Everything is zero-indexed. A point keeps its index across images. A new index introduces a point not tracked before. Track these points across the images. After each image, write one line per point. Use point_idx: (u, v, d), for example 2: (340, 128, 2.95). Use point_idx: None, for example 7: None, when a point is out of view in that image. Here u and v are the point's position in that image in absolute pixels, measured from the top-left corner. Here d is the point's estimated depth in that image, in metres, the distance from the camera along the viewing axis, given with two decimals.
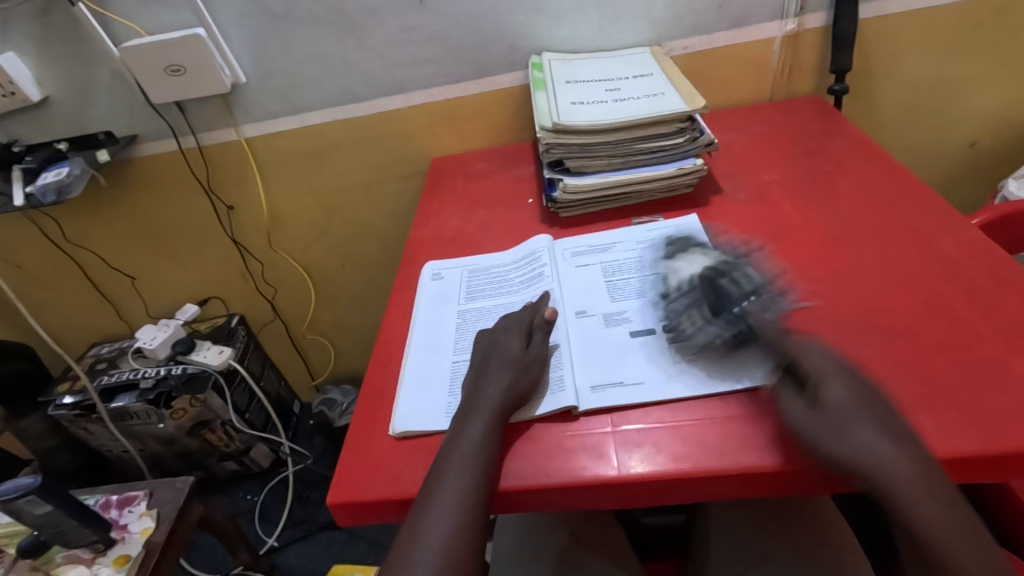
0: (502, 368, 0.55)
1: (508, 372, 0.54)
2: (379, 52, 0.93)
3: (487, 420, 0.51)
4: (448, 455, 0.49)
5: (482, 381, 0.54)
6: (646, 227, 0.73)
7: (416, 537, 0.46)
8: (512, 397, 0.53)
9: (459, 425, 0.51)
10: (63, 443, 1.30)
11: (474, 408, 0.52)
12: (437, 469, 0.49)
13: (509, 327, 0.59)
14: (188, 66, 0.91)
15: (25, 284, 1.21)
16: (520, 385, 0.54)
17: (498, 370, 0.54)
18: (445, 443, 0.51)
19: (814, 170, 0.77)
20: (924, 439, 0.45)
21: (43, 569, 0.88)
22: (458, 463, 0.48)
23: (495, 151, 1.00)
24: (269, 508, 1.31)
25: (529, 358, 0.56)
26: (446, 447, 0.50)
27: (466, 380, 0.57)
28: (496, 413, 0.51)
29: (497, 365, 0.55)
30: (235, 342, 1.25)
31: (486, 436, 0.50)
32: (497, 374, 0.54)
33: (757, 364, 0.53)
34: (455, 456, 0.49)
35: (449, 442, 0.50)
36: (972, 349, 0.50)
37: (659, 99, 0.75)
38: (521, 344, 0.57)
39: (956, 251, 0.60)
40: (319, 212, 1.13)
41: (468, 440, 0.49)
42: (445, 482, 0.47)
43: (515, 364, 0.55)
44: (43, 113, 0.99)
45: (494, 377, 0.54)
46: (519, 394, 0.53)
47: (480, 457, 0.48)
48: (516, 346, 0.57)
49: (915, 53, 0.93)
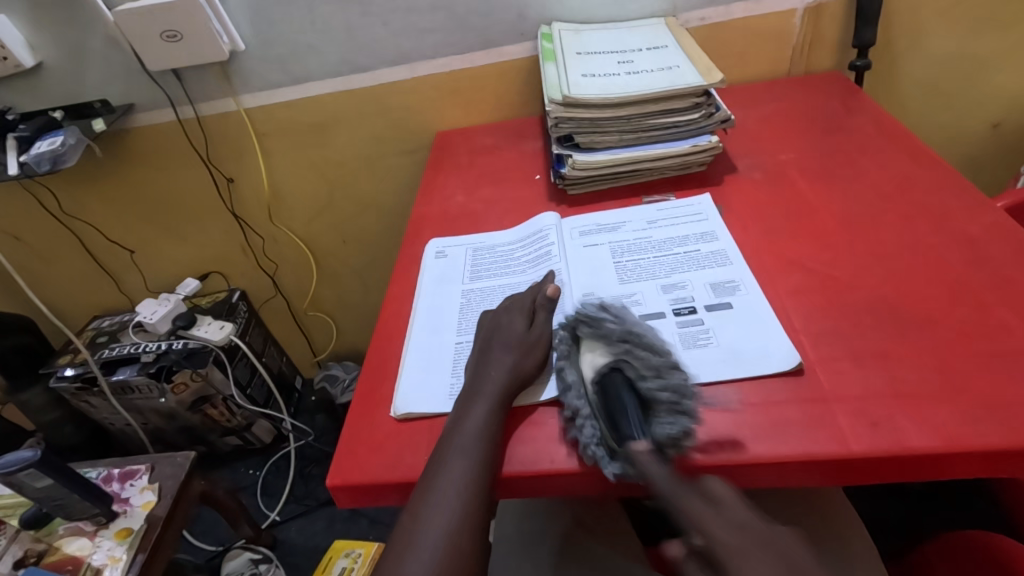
0: (506, 349, 0.53)
1: (511, 354, 0.52)
2: (383, 20, 0.90)
3: (490, 403, 0.49)
4: (449, 441, 0.48)
5: (486, 361, 0.53)
6: (657, 207, 0.71)
7: (417, 526, 0.45)
8: (516, 380, 0.51)
9: (461, 409, 0.49)
10: (65, 416, 1.30)
11: (478, 390, 0.50)
12: (438, 455, 0.47)
13: (512, 308, 0.57)
14: (185, 31, 0.87)
15: (23, 256, 1.20)
16: (526, 366, 0.52)
17: (502, 352, 0.53)
18: (447, 426, 0.50)
19: (834, 149, 0.74)
20: (941, 429, 0.44)
21: (46, 540, 0.87)
22: (461, 446, 0.47)
23: (502, 125, 0.97)
24: (270, 483, 1.31)
25: (537, 339, 0.54)
26: (450, 430, 0.48)
27: (468, 362, 0.55)
28: (501, 396, 0.50)
29: (500, 346, 0.53)
30: (236, 317, 1.24)
31: (489, 419, 0.48)
32: (499, 356, 0.52)
33: (772, 350, 0.51)
34: (458, 440, 0.47)
35: (452, 426, 0.49)
36: (997, 338, 0.48)
37: (674, 72, 0.72)
38: (525, 324, 0.55)
39: (982, 236, 0.58)
40: (321, 188, 1.11)
41: (471, 423, 0.48)
42: (446, 467, 0.46)
43: (521, 346, 0.53)
44: (36, 80, 0.96)
45: (497, 359, 0.52)
46: (525, 375, 0.52)
47: (485, 440, 0.47)
48: (521, 326, 0.55)
49: (942, 27, 0.89)
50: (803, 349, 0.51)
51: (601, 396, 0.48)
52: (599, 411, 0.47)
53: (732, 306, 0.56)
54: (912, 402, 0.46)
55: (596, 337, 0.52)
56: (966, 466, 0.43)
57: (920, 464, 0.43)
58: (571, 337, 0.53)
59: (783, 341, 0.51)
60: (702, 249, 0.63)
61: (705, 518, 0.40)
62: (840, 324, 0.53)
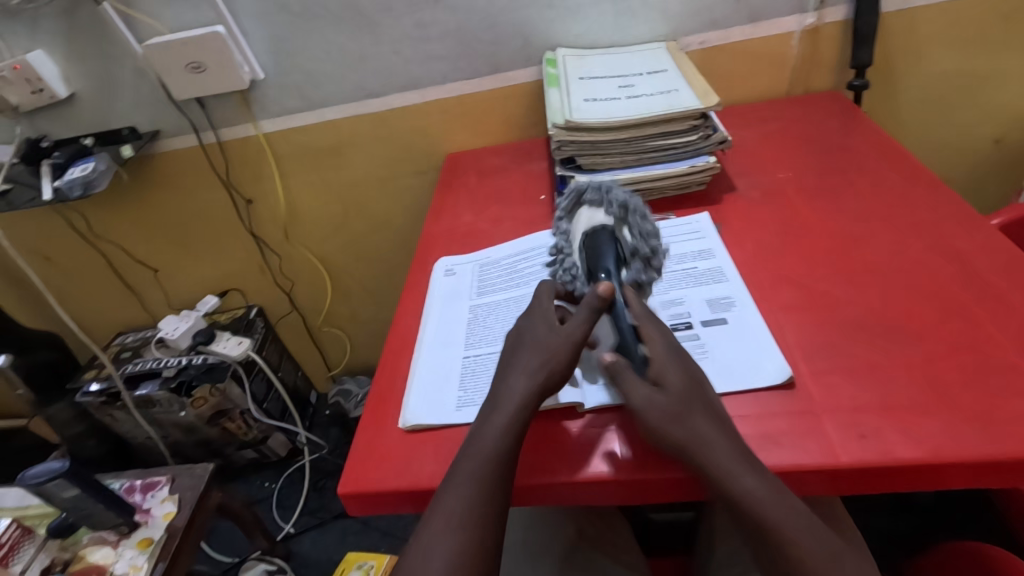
0: (533, 360, 0.53)
1: (538, 358, 0.53)
2: (394, 48, 0.94)
3: (512, 412, 0.50)
4: (472, 454, 0.49)
5: (512, 368, 0.53)
6: (657, 225, 0.73)
7: (436, 533, 0.46)
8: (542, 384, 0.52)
9: (484, 419, 0.51)
10: (89, 429, 1.34)
11: (501, 402, 0.52)
12: (461, 467, 0.49)
13: (538, 313, 0.57)
14: (209, 62, 0.93)
15: (52, 275, 1.25)
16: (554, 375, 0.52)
17: (529, 360, 0.53)
18: (471, 437, 0.50)
19: (830, 168, 0.76)
20: (927, 440, 0.45)
21: (71, 549, 0.91)
22: (476, 459, 0.48)
23: (508, 146, 1.00)
24: (286, 496, 1.34)
25: (564, 340, 0.53)
26: (473, 441, 0.50)
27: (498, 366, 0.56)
28: (524, 406, 0.51)
29: (529, 351, 0.54)
30: (254, 333, 1.28)
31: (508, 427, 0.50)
32: (523, 368, 0.53)
33: (761, 363, 0.53)
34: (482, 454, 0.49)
35: (474, 436, 0.50)
36: (984, 352, 0.50)
37: (673, 96, 0.74)
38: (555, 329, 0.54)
39: (973, 252, 0.59)
40: (336, 207, 1.15)
41: (493, 437, 0.49)
42: (464, 479, 0.48)
43: (549, 354, 0.53)
44: (70, 109, 1.01)
45: (519, 367, 0.53)
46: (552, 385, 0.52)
47: (507, 455, 0.49)
48: (551, 333, 0.54)
49: (939, 46, 0.91)
50: (795, 364, 0.53)
51: (586, 242, 0.60)
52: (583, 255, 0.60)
53: (728, 321, 0.58)
54: (901, 414, 0.47)
55: (599, 203, 0.64)
56: (955, 476, 0.44)
57: (908, 475, 0.45)
58: (575, 197, 0.66)
59: (774, 354, 0.53)
60: (700, 266, 0.65)
61: (727, 465, 0.45)
62: (833, 339, 0.54)
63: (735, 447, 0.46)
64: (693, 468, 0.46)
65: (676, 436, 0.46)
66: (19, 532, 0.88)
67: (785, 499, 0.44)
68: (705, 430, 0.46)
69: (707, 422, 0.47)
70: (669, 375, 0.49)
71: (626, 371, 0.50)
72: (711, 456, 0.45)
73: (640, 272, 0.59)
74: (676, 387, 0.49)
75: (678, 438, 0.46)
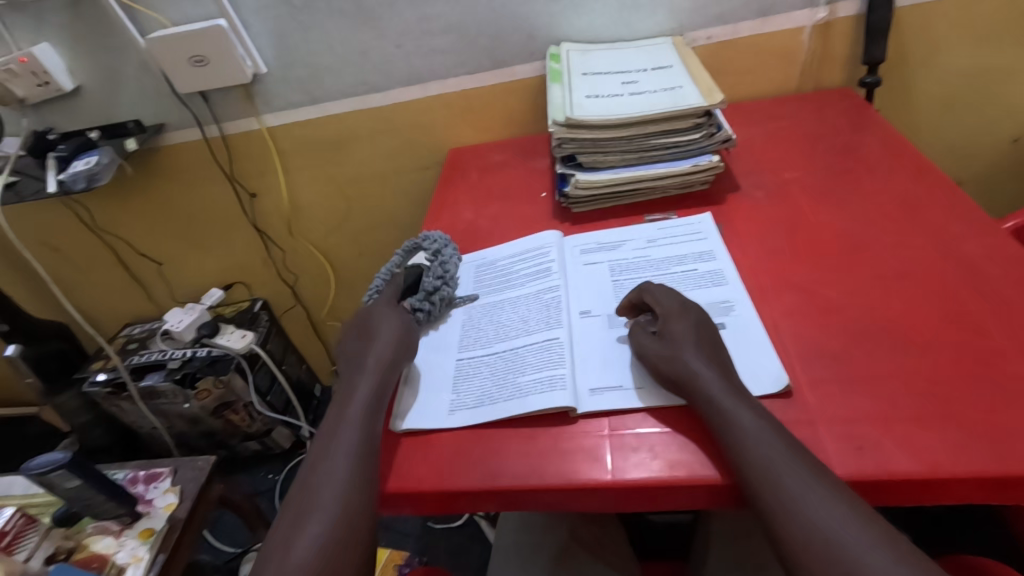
0: (377, 350, 0.57)
1: (388, 343, 0.58)
2: (397, 42, 0.93)
3: (374, 376, 0.55)
4: (338, 423, 0.52)
5: (369, 345, 0.58)
6: (658, 226, 0.72)
7: (306, 493, 0.48)
8: (399, 349, 0.58)
9: (350, 386, 0.55)
10: (97, 419, 1.36)
11: (364, 365, 0.56)
12: (325, 429, 0.53)
13: (374, 313, 0.61)
14: (211, 56, 0.92)
15: (60, 266, 1.27)
16: (387, 361, 0.56)
17: (377, 350, 0.57)
18: (331, 408, 0.54)
19: (837, 169, 0.74)
20: (926, 454, 0.44)
21: (75, 538, 0.92)
22: (345, 432, 0.51)
23: (511, 142, 0.99)
24: (288, 488, 1.35)
25: (389, 343, 0.58)
26: (339, 409, 0.53)
27: (348, 351, 0.60)
28: (382, 375, 0.55)
29: (378, 337, 0.58)
30: (258, 326, 1.29)
31: (371, 391, 0.54)
32: (370, 361, 0.56)
33: (759, 370, 0.52)
34: (344, 413, 0.53)
35: (339, 400, 0.54)
36: (991, 363, 0.48)
37: (677, 93, 0.73)
38: (398, 323, 0.60)
39: (983, 258, 0.57)
40: (339, 201, 1.15)
41: (359, 400, 0.53)
42: (336, 449, 0.50)
43: (390, 344, 0.58)
44: (76, 102, 1.02)
45: (377, 347, 0.57)
46: (395, 365, 0.57)
47: (364, 419, 0.52)
48: (393, 326, 0.59)
49: (955, 42, 0.88)
50: (793, 372, 0.52)
51: (409, 269, 0.67)
52: (409, 270, 0.67)
53: (725, 327, 0.57)
54: (900, 427, 0.46)
55: (421, 245, 0.72)
56: (954, 492, 0.43)
57: (907, 489, 0.43)
58: (414, 244, 0.72)
59: (771, 363, 0.52)
60: (700, 268, 0.64)
61: (766, 446, 0.44)
62: (833, 346, 0.53)
63: (787, 440, 0.44)
64: (733, 453, 0.45)
65: (669, 372, 0.50)
66: (22, 521, 0.89)
67: (832, 495, 0.41)
68: (744, 415, 0.46)
69: (702, 359, 0.50)
70: (674, 324, 0.53)
71: (640, 325, 0.56)
72: (702, 388, 0.48)
73: (421, 301, 0.64)
74: (678, 335, 0.52)
75: (675, 376, 0.50)
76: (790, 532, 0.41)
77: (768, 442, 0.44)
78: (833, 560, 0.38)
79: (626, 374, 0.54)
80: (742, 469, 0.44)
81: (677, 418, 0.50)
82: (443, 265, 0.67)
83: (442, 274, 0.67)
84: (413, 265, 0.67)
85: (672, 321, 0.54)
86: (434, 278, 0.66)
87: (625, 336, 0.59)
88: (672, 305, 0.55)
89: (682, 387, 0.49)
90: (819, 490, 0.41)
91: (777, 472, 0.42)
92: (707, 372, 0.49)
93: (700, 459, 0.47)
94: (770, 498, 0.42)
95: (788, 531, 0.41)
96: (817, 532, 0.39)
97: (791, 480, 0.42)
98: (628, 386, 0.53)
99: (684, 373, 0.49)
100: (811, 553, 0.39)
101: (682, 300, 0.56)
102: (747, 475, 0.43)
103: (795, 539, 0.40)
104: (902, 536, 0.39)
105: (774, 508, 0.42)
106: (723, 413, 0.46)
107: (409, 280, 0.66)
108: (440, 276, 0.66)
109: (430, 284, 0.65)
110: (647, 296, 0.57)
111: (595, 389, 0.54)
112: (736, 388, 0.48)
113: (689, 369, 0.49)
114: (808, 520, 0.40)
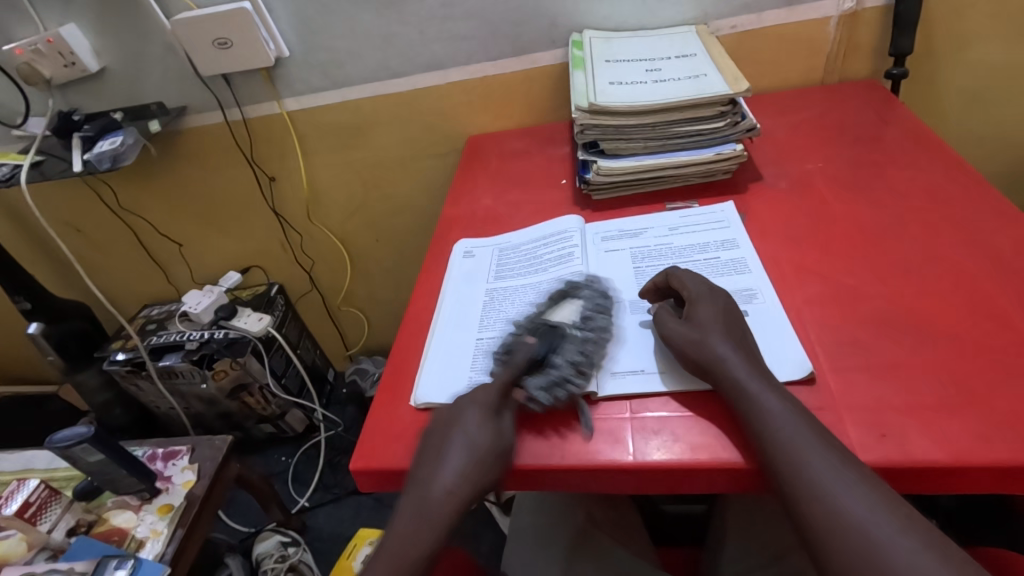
0: (461, 446, 0.48)
1: (474, 455, 0.47)
2: (419, 28, 0.93)
3: (467, 485, 0.47)
4: (420, 508, 0.46)
5: (455, 443, 0.48)
6: (680, 214, 0.72)
7: (388, 574, 0.44)
8: (481, 472, 0.47)
9: (435, 476, 0.47)
10: (116, 398, 1.38)
11: (448, 458, 0.48)
12: (403, 521, 0.47)
13: (470, 404, 0.50)
14: (235, 39, 0.93)
15: (83, 247, 1.29)
16: (476, 478, 0.47)
17: (452, 460, 0.47)
18: (414, 488, 0.48)
19: (862, 160, 0.73)
20: (948, 442, 0.44)
21: (96, 512, 0.94)
22: (426, 520, 0.46)
23: (531, 130, 0.99)
24: (301, 471, 1.37)
25: (472, 461, 0.47)
26: (422, 494, 0.47)
27: (430, 441, 0.50)
28: (476, 482, 0.47)
29: (457, 444, 0.48)
30: (274, 310, 1.30)
31: (464, 496, 0.47)
32: (453, 455, 0.48)
33: (783, 356, 0.52)
34: (424, 510, 0.46)
35: (419, 489, 0.47)
36: (1017, 355, 0.48)
37: (701, 81, 0.72)
38: (481, 431, 0.48)
39: (1010, 251, 0.57)
40: (357, 187, 1.15)
41: (441, 487, 0.46)
42: (415, 536, 0.45)
43: (477, 449, 0.48)
44: (101, 83, 1.03)
45: (463, 448, 0.48)
46: (481, 482, 0.47)
47: (452, 520, 0.46)
48: (480, 430, 0.48)
49: (984, 35, 0.87)
50: (816, 360, 0.52)
51: (537, 336, 0.55)
52: (540, 338, 0.54)
53: (747, 313, 0.57)
54: (924, 415, 0.46)
55: (581, 292, 0.60)
56: (976, 481, 0.43)
57: (928, 477, 0.43)
58: (568, 292, 0.60)
59: (794, 350, 0.52)
60: (722, 256, 0.64)
61: (791, 430, 0.44)
62: (855, 335, 0.53)
63: (811, 425, 0.44)
64: (756, 436, 0.45)
65: (694, 355, 0.50)
66: (46, 492, 0.89)
67: (858, 480, 0.41)
68: (769, 398, 0.46)
69: (727, 343, 0.50)
70: (701, 309, 0.53)
71: (666, 310, 0.56)
72: (727, 371, 0.48)
73: (537, 392, 0.51)
74: (705, 319, 0.52)
75: (700, 359, 0.50)
76: (812, 515, 0.41)
77: (793, 425, 0.44)
78: (854, 543, 0.38)
79: (647, 358, 0.55)
80: (767, 453, 0.44)
81: (698, 401, 0.51)
82: (584, 339, 0.54)
83: (575, 355, 0.53)
84: (553, 329, 0.55)
85: (699, 305, 0.54)
86: (570, 359, 0.53)
87: (647, 321, 0.59)
88: (699, 289, 0.55)
89: (708, 371, 0.49)
90: (843, 475, 0.41)
91: (800, 456, 0.43)
92: (733, 355, 0.49)
93: (722, 443, 0.47)
94: (792, 481, 0.42)
95: (810, 514, 0.41)
96: (841, 513, 0.40)
97: (815, 464, 0.42)
98: (649, 370, 0.53)
99: (709, 357, 0.49)
100: (833, 537, 0.39)
101: (708, 285, 0.56)
102: (769, 458, 0.44)
103: (817, 522, 0.40)
104: (924, 521, 0.39)
105: (797, 491, 0.42)
106: (749, 396, 0.46)
107: (540, 349, 0.54)
108: (573, 357, 0.53)
109: (566, 367, 0.52)
110: (676, 283, 0.57)
111: (616, 372, 0.54)
112: (762, 373, 0.48)
113: (715, 353, 0.49)
114: (828, 503, 0.40)
